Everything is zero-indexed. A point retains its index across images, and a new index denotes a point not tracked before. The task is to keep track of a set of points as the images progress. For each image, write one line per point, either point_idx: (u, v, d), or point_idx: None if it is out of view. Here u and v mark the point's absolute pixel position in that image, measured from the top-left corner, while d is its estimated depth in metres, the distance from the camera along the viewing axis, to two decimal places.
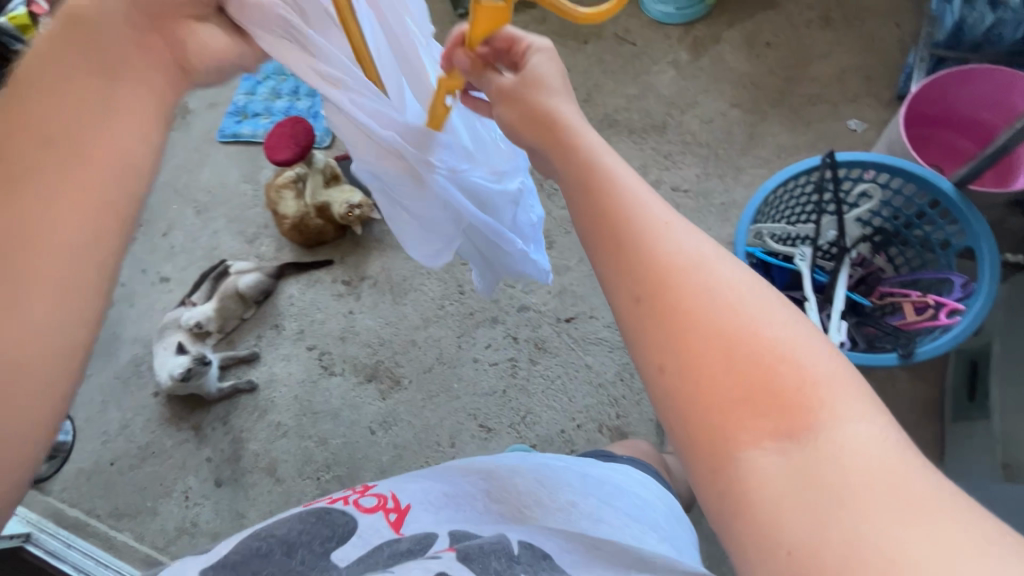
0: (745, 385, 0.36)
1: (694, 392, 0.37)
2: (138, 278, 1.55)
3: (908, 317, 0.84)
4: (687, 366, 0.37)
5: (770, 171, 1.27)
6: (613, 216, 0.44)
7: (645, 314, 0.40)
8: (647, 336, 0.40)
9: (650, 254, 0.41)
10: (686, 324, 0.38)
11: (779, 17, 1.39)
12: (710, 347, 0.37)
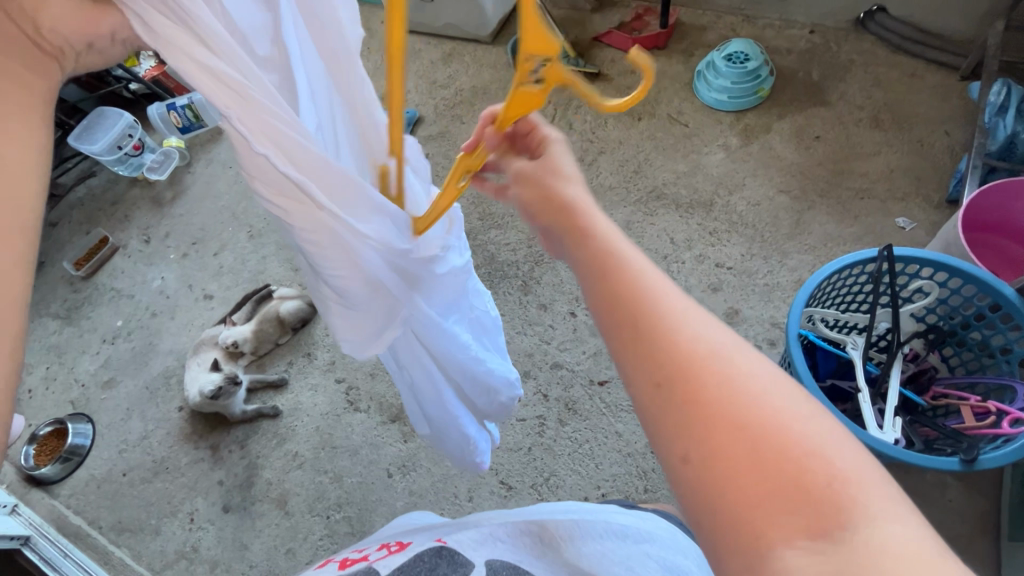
0: (768, 475, 0.34)
1: (710, 480, 0.35)
2: (184, 293, 1.60)
3: (967, 421, 0.81)
4: (706, 456, 0.35)
5: (816, 258, 1.28)
6: (626, 295, 0.42)
7: (661, 398, 0.38)
8: (663, 417, 0.38)
9: (668, 341, 0.39)
10: (704, 413, 0.36)
11: (829, 114, 1.45)
12: (732, 437, 0.35)
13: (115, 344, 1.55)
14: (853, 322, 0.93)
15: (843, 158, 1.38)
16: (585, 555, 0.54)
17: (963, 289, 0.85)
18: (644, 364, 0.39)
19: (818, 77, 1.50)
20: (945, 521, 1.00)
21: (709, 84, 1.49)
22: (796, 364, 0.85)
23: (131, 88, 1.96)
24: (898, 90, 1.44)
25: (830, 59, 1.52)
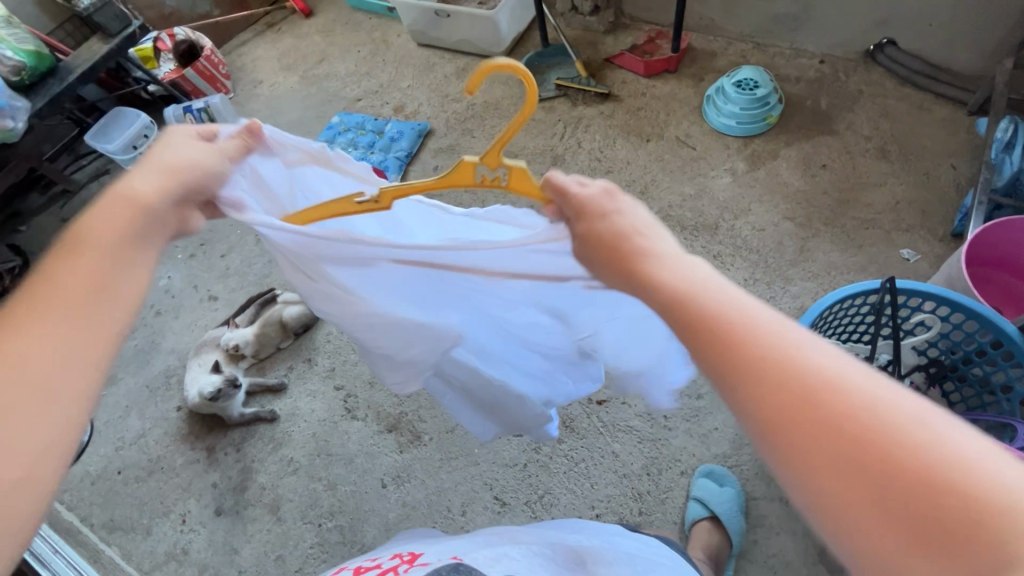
0: (862, 470, 0.30)
1: (802, 471, 0.32)
2: (189, 293, 1.62)
3: None
4: (790, 449, 0.33)
5: (819, 285, 1.28)
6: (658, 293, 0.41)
7: (739, 392, 0.35)
8: (747, 411, 0.35)
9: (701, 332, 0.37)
10: (786, 404, 0.33)
11: (837, 143, 1.46)
12: (818, 434, 0.32)
13: None
14: (854, 352, 0.92)
15: (850, 187, 1.38)
16: None
17: (965, 324, 0.85)
18: (713, 355, 0.36)
19: (826, 106, 1.51)
20: None
21: (718, 109, 1.50)
22: None
23: (149, 89, 2.00)
24: (906, 122, 1.45)
25: (838, 90, 1.53)
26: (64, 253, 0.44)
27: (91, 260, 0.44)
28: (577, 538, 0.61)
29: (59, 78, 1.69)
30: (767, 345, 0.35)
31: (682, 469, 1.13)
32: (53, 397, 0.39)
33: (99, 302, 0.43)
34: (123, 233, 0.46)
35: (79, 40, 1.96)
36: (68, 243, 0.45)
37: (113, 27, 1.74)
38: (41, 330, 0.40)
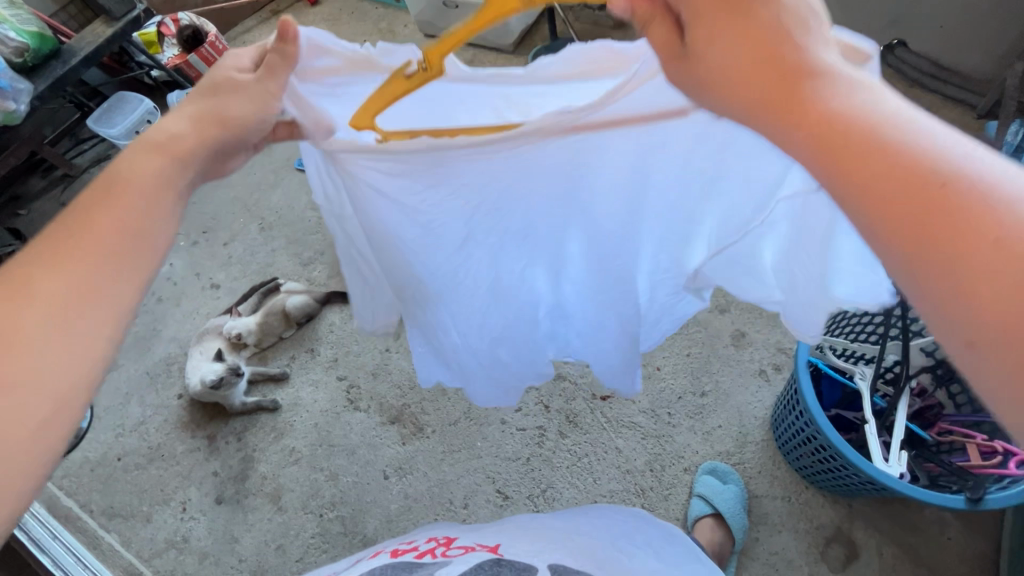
0: (985, 290, 0.28)
1: (917, 285, 0.31)
2: (191, 281, 1.61)
3: (973, 460, 0.81)
4: (905, 260, 0.31)
5: None
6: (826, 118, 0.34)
7: (863, 203, 0.32)
8: (867, 225, 0.32)
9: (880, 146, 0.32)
10: (912, 218, 0.30)
11: None
12: (948, 247, 0.29)
13: None
14: (862, 352, 0.93)
15: None
16: (623, 566, 0.61)
17: None
18: (841, 167, 0.33)
19: None
20: (943, 558, 0.99)
21: None
22: (803, 391, 0.86)
23: (152, 74, 1.99)
24: None
25: None
26: (101, 192, 0.46)
27: (123, 204, 0.45)
28: (603, 535, 0.69)
29: (62, 61, 1.67)
30: (909, 158, 0.31)
31: (685, 465, 1.13)
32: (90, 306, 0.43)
33: (127, 250, 0.45)
34: (163, 172, 0.47)
35: (81, 23, 1.94)
36: (106, 181, 0.46)
37: (117, 10, 1.72)
38: (69, 273, 0.42)
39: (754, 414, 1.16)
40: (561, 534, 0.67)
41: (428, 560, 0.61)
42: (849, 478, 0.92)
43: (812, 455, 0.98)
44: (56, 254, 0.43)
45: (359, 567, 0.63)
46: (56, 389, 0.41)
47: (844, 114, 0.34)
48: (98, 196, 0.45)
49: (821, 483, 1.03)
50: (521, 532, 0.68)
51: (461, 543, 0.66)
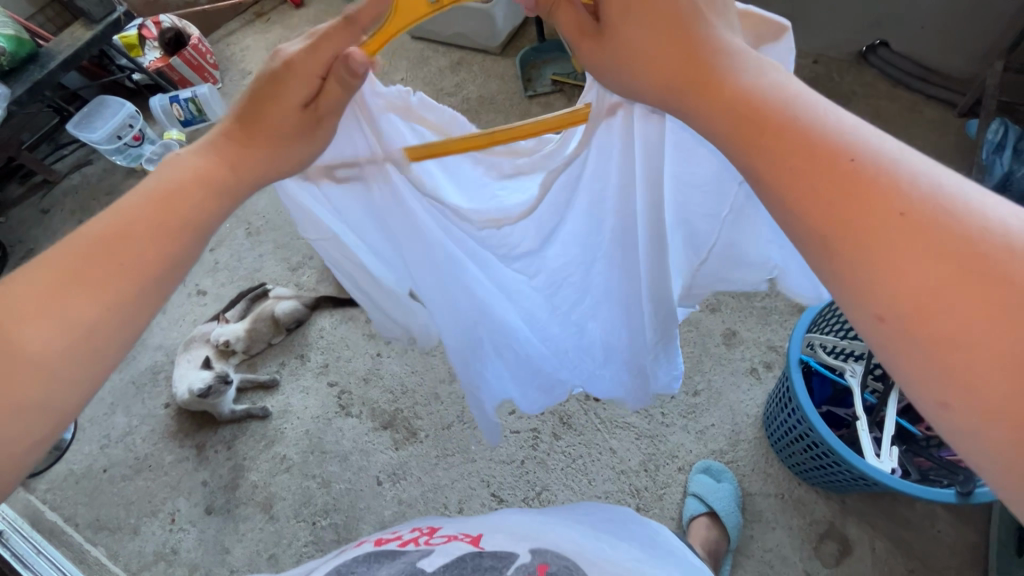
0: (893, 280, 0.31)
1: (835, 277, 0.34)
2: (176, 287, 1.58)
3: (962, 454, 0.82)
4: (818, 252, 0.34)
5: None
6: (754, 114, 0.37)
7: (784, 200, 0.36)
8: (789, 218, 0.36)
9: (796, 135, 0.36)
10: (823, 211, 0.34)
11: None
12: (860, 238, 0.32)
13: None
14: (852, 350, 0.94)
15: None
16: (604, 553, 0.61)
17: None
18: (762, 163, 0.37)
19: None
20: (935, 551, 1.00)
21: None
22: (796, 388, 0.86)
23: (133, 77, 1.95)
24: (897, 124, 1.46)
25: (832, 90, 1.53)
26: (148, 215, 0.46)
27: (170, 244, 0.46)
28: (583, 524, 0.70)
29: (40, 65, 1.64)
30: (815, 141, 0.35)
31: (679, 464, 1.14)
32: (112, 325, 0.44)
33: (158, 285, 0.46)
34: (210, 207, 0.49)
35: (59, 25, 1.90)
36: (157, 208, 0.46)
37: (96, 13, 1.69)
38: (97, 303, 0.43)
39: (746, 412, 1.17)
40: (546, 525, 0.67)
41: (408, 548, 0.61)
42: (840, 473, 0.93)
43: (804, 452, 0.99)
44: (89, 278, 0.43)
45: (334, 559, 0.62)
46: (60, 409, 0.43)
47: (766, 113, 0.37)
48: (145, 220, 0.46)
49: (813, 479, 1.04)
50: (503, 521, 0.68)
51: (444, 532, 0.65)
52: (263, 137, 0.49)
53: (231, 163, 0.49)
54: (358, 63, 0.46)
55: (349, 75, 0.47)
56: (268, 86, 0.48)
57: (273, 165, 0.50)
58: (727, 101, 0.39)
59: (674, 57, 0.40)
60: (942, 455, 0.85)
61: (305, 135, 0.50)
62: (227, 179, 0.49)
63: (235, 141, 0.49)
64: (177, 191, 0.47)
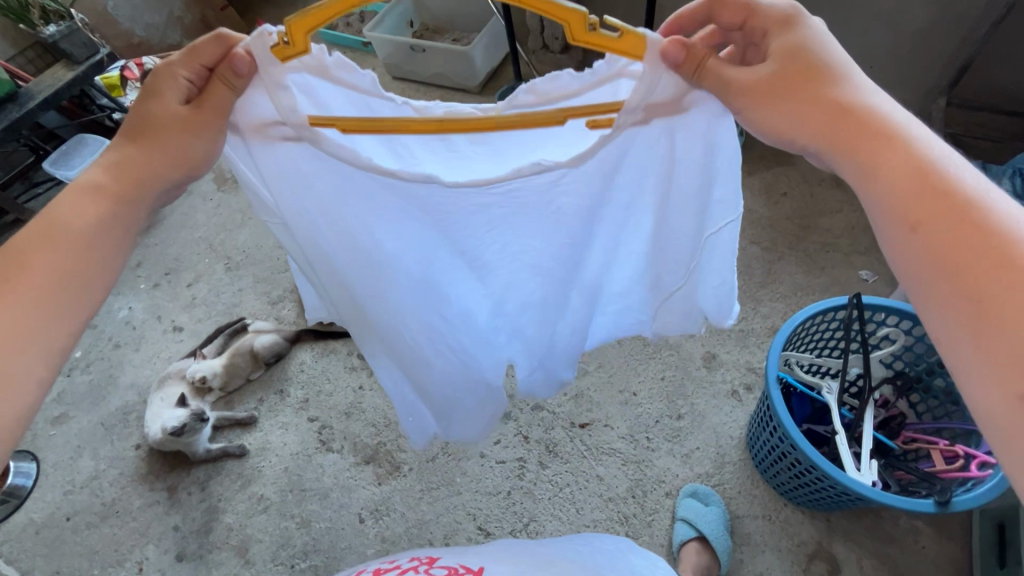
0: (992, 324, 0.39)
1: (944, 303, 0.42)
2: (151, 323, 1.55)
3: (939, 465, 0.84)
4: (940, 284, 0.42)
5: (787, 306, 1.32)
6: (916, 182, 0.44)
7: (925, 242, 0.43)
8: (922, 257, 0.43)
9: (949, 205, 0.43)
10: (964, 267, 0.41)
11: (794, 172, 1.52)
12: (988, 290, 0.39)
13: (71, 376, 1.47)
14: (828, 367, 0.97)
15: (809, 212, 1.45)
16: None
17: (926, 336, 0.90)
18: (906, 210, 0.44)
19: None
20: (921, 568, 1.01)
21: None
22: (776, 405, 0.88)
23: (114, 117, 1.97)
24: None
25: None
26: (36, 232, 0.50)
27: (54, 251, 0.50)
28: (580, 556, 0.68)
29: (18, 104, 1.64)
30: (959, 216, 0.42)
31: (666, 489, 1.13)
32: (45, 317, 0.49)
33: (77, 276, 0.51)
34: (99, 210, 0.52)
35: (40, 67, 1.92)
36: (44, 224, 0.51)
37: (77, 54, 1.72)
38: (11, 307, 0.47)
39: (730, 434, 1.18)
40: (546, 557, 0.66)
41: None
42: (824, 491, 0.93)
43: (788, 470, 0.99)
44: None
45: None
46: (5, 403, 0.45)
47: (924, 173, 0.44)
48: (30, 235, 0.50)
49: (799, 499, 1.04)
50: (502, 552, 0.67)
51: (443, 562, 0.63)
52: (149, 138, 0.52)
53: (115, 168, 0.52)
54: (242, 61, 0.50)
55: (232, 73, 0.51)
56: (146, 98, 0.53)
57: (181, 146, 0.52)
58: (879, 169, 0.46)
59: (839, 109, 0.47)
60: (921, 467, 0.87)
61: (195, 127, 0.52)
62: (112, 184, 0.52)
63: (111, 153, 0.53)
64: (63, 202, 0.51)
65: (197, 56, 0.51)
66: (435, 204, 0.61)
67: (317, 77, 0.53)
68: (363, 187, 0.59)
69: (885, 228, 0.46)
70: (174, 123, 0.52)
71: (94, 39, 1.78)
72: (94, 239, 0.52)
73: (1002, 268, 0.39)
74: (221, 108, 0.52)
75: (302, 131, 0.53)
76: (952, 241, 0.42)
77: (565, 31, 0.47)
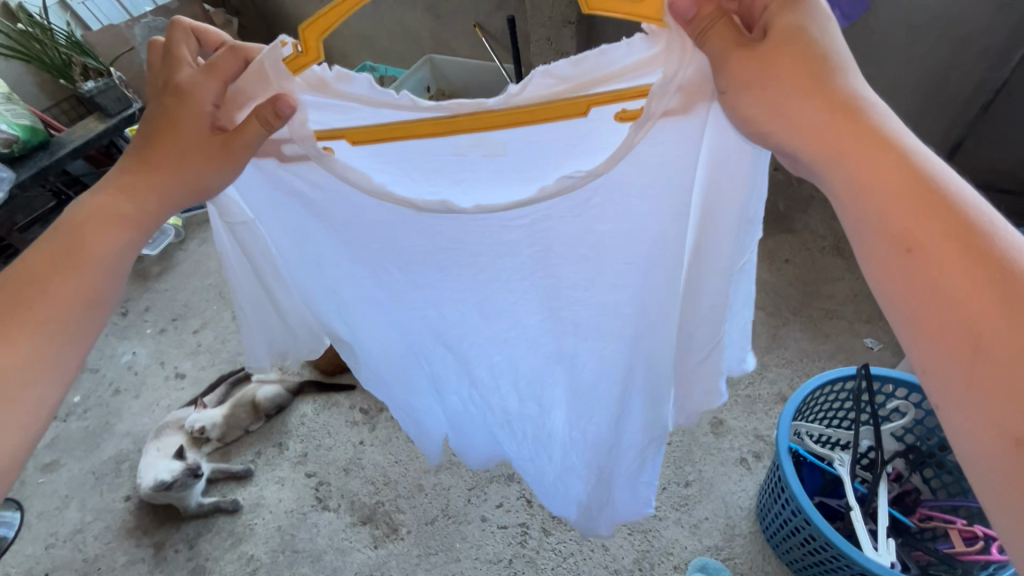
0: (977, 355, 0.38)
1: (935, 336, 0.40)
2: (154, 370, 1.54)
3: (958, 546, 0.82)
4: (931, 314, 0.40)
5: (794, 372, 1.32)
6: (911, 200, 0.41)
7: (917, 264, 0.40)
8: (911, 284, 0.41)
9: (945, 229, 0.40)
10: (959, 298, 0.39)
11: (796, 240, 1.56)
12: (978, 321, 0.38)
13: (68, 422, 1.44)
14: (838, 438, 0.96)
15: (811, 279, 1.47)
16: None
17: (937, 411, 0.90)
18: (901, 231, 0.41)
19: (785, 207, 1.62)
20: None
21: None
22: (788, 477, 0.86)
23: None
24: None
25: (795, 193, 1.65)
26: (49, 260, 0.50)
27: (71, 277, 0.50)
28: None
29: (49, 153, 1.72)
30: (955, 240, 0.39)
31: (674, 562, 1.09)
32: (58, 345, 0.50)
33: (90, 301, 0.51)
34: (118, 236, 0.53)
35: (73, 117, 2.01)
36: (60, 246, 0.51)
37: (111, 108, 1.82)
38: (26, 333, 0.48)
39: (739, 504, 1.14)
40: None
41: None
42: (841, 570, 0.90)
43: (801, 547, 0.96)
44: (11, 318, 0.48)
45: None
46: None
47: (914, 185, 0.41)
48: (45, 263, 0.50)
49: None
50: None
51: None
52: (164, 163, 0.53)
53: (133, 194, 0.53)
54: (285, 105, 0.50)
55: (273, 115, 0.51)
56: (164, 123, 0.53)
57: (193, 173, 0.53)
58: (869, 184, 0.43)
59: (831, 117, 0.44)
60: (939, 548, 0.84)
61: (219, 154, 0.54)
62: (131, 209, 0.53)
63: (131, 178, 0.53)
64: (81, 225, 0.52)
65: (218, 72, 0.53)
66: (434, 229, 0.61)
67: (318, 95, 0.54)
68: (375, 218, 0.61)
69: (872, 247, 0.43)
70: (194, 148, 0.53)
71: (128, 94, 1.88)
72: (114, 266, 0.53)
73: (998, 300, 0.37)
74: (248, 146, 0.53)
75: (309, 147, 0.54)
76: (945, 264, 0.39)
77: (581, 3, 0.48)
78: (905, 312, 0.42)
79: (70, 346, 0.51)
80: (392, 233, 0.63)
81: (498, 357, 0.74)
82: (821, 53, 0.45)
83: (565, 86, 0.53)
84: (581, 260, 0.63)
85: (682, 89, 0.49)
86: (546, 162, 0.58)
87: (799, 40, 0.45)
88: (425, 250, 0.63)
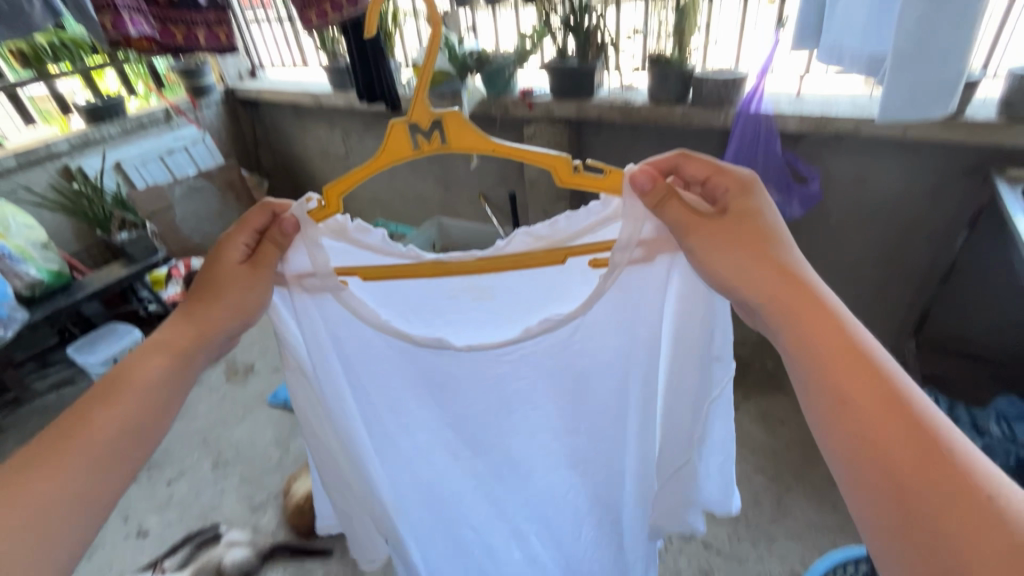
0: (908, 507, 0.40)
1: (869, 485, 0.43)
2: (115, 525, 1.42)
3: None
4: (861, 465, 0.43)
5: (803, 546, 1.24)
6: (844, 356, 0.47)
7: (852, 418, 0.45)
8: (846, 434, 0.45)
9: (872, 385, 0.45)
10: (888, 450, 0.42)
11: (786, 399, 1.58)
12: (905, 481, 0.41)
13: None
14: None
15: (807, 442, 1.46)
16: None
17: None
18: (835, 383, 0.46)
19: (772, 367, 1.67)
20: None
21: None
22: None
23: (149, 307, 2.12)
24: None
25: None
26: (102, 390, 0.54)
27: (116, 405, 0.53)
28: None
29: (69, 295, 1.81)
30: (884, 397, 0.44)
31: None
32: (91, 473, 0.49)
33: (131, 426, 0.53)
34: (162, 362, 0.56)
35: (98, 261, 2.15)
36: (111, 381, 0.54)
37: (138, 257, 1.95)
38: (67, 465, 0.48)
39: None
40: None
41: None
42: None
43: None
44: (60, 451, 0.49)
45: None
46: None
47: (848, 347, 0.47)
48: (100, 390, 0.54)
49: None
50: None
51: None
52: (212, 296, 0.60)
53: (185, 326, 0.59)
54: (290, 227, 0.59)
55: (280, 235, 0.59)
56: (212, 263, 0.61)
57: (243, 299, 0.60)
58: (806, 339, 0.49)
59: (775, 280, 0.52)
60: None
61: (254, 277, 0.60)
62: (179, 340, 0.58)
63: (180, 315, 0.60)
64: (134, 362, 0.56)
65: (248, 223, 0.59)
66: (427, 360, 0.68)
67: (338, 239, 0.61)
68: (378, 350, 0.66)
69: (811, 396, 0.48)
70: (235, 274, 0.60)
71: (156, 244, 2.04)
72: (156, 391, 0.55)
73: (922, 453, 0.41)
74: (269, 265, 0.60)
75: (328, 282, 0.60)
76: (877, 418, 0.44)
77: (555, 174, 0.58)
78: (837, 459, 0.46)
79: (108, 475, 0.50)
80: (391, 370, 0.68)
81: (505, 471, 0.76)
82: (770, 231, 0.54)
83: (541, 245, 0.62)
84: (562, 387, 0.70)
85: (653, 240, 0.59)
86: (528, 304, 0.66)
87: (750, 218, 0.55)
88: (410, 380, 0.69)
